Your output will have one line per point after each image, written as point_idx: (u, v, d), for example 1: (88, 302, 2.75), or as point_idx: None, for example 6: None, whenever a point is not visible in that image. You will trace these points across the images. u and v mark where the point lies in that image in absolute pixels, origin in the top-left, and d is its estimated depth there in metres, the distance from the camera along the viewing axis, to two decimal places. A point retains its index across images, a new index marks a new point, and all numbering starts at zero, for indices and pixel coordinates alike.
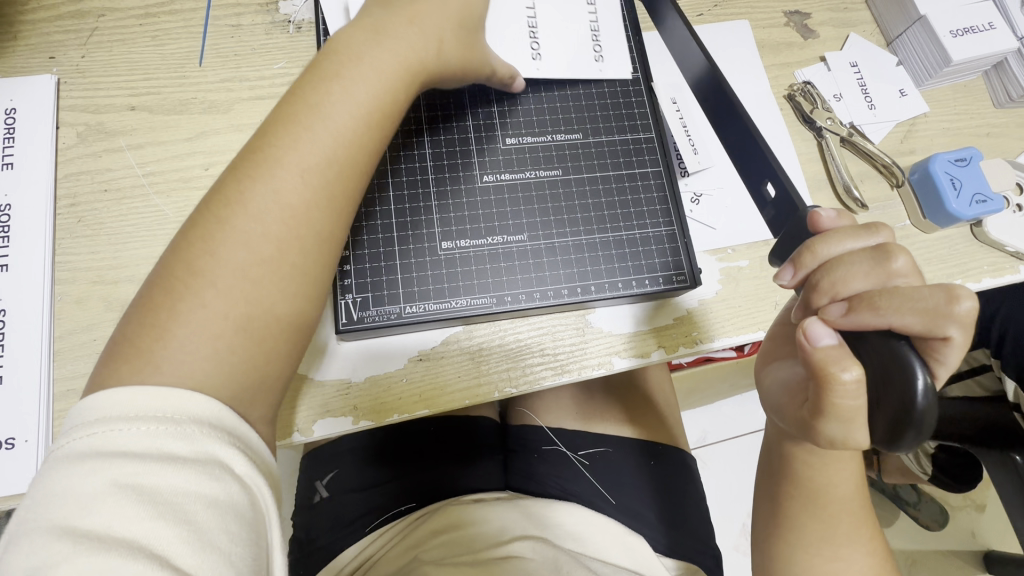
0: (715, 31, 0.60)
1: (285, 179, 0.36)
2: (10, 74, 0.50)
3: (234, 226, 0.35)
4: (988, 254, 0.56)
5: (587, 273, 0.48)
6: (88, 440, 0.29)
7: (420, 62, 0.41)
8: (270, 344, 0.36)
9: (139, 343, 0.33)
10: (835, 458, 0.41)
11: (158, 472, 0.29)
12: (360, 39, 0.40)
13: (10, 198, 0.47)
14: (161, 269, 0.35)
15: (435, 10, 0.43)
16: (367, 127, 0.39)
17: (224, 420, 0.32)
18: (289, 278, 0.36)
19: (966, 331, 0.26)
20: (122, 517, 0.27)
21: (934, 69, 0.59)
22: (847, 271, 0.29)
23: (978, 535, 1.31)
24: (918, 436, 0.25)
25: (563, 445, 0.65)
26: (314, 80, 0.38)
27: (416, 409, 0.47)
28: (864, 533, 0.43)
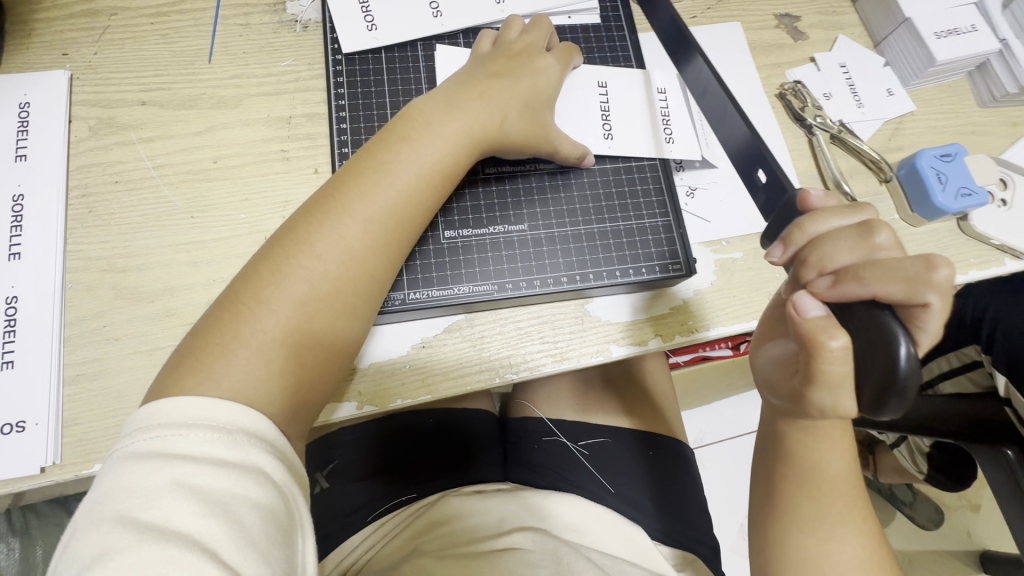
0: (708, 33, 0.62)
1: (348, 226, 0.40)
2: (24, 70, 0.52)
3: (298, 262, 0.39)
4: (974, 247, 0.58)
5: (586, 262, 0.49)
6: (151, 441, 0.32)
7: (480, 135, 0.45)
8: (313, 375, 0.39)
9: (203, 358, 0.36)
10: (827, 436, 0.42)
11: (210, 475, 0.31)
12: (435, 111, 0.44)
13: (23, 188, 0.48)
14: (229, 292, 0.39)
15: (506, 91, 0.47)
16: (427, 186, 0.43)
17: (270, 433, 0.35)
18: (338, 316, 0.40)
19: (944, 297, 0.28)
20: (178, 514, 0.30)
21: (919, 69, 0.61)
22: (833, 246, 0.31)
23: (974, 535, 1.32)
24: (903, 402, 0.27)
25: (563, 435, 0.66)
26: (387, 143, 0.43)
27: (419, 394, 0.48)
28: (855, 513, 0.44)
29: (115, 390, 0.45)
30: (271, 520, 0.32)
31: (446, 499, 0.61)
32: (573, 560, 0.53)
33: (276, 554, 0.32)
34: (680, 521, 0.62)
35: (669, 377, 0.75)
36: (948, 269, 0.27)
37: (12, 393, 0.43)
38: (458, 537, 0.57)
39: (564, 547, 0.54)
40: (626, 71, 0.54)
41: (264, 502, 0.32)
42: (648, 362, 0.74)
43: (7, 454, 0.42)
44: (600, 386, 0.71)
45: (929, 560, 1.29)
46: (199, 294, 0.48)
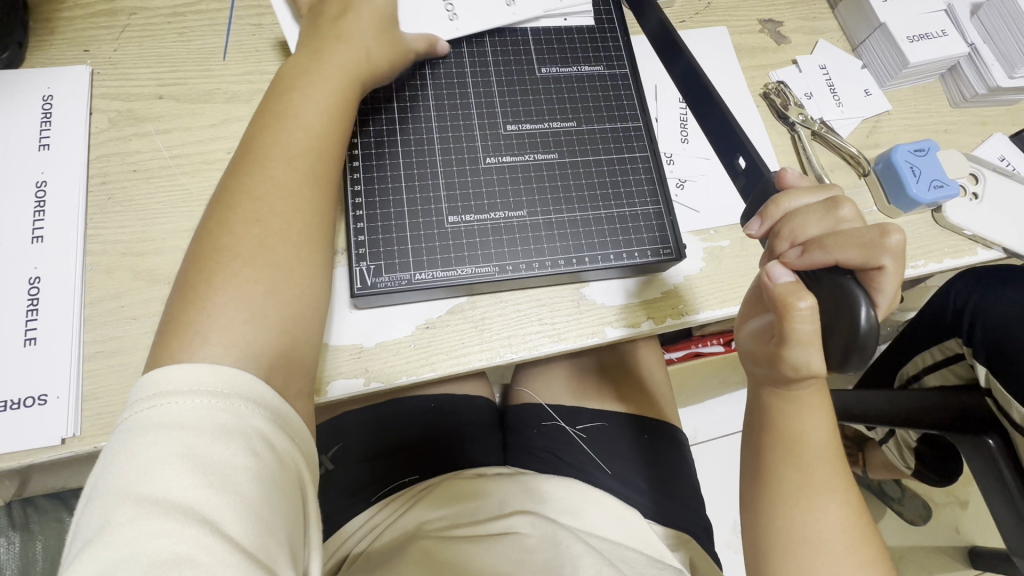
0: (696, 36, 0.65)
1: (276, 167, 0.44)
2: (48, 65, 0.55)
3: (242, 208, 0.42)
4: (948, 238, 0.61)
5: (582, 246, 0.52)
6: (151, 412, 0.34)
7: (358, 69, 0.49)
8: (295, 307, 0.42)
9: (184, 317, 0.38)
10: (806, 406, 0.45)
11: (209, 445, 0.33)
12: (310, 61, 0.48)
13: (46, 175, 0.51)
14: (189, 260, 0.41)
15: (359, 24, 0.50)
16: (330, 119, 0.47)
17: (266, 398, 0.37)
18: (298, 245, 0.43)
19: (898, 261, 0.31)
20: (180, 485, 0.32)
21: (894, 70, 0.65)
22: (803, 219, 0.34)
23: (962, 531, 1.34)
24: (864, 358, 0.30)
25: (562, 420, 0.69)
26: (279, 96, 0.46)
27: (423, 371, 0.50)
28: (839, 483, 0.46)
29: (133, 366, 0.47)
30: (270, 492, 0.34)
31: (453, 480, 0.62)
32: (572, 544, 0.53)
33: (275, 522, 0.34)
34: (672, 501, 0.65)
35: (664, 366, 0.76)
36: (899, 235, 0.30)
37: (35, 368, 0.46)
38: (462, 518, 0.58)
39: (563, 530, 0.55)
40: None
41: (264, 473, 0.34)
42: (643, 351, 0.75)
43: (30, 426, 0.44)
44: (599, 372, 0.73)
45: (918, 556, 1.31)
46: None
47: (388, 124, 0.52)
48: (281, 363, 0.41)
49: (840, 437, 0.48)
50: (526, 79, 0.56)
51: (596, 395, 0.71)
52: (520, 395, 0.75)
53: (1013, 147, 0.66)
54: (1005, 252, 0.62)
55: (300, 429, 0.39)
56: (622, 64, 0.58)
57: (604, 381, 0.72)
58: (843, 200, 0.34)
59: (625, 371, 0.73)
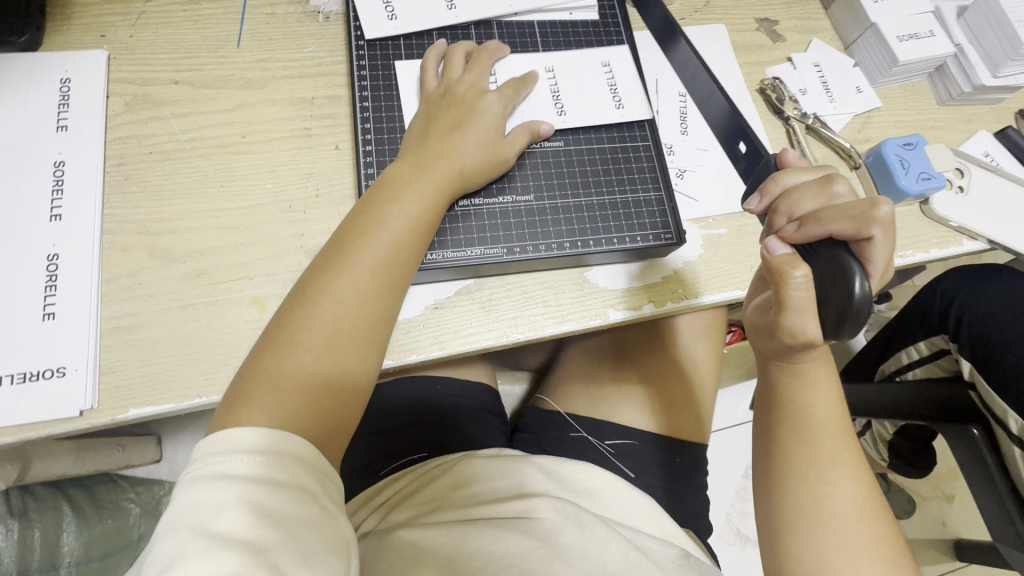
0: (695, 33, 0.68)
1: (360, 273, 0.45)
2: (64, 49, 0.56)
3: (320, 305, 0.44)
4: (936, 229, 0.64)
5: (586, 230, 0.54)
6: (218, 463, 0.36)
7: (457, 189, 0.50)
8: (345, 403, 0.44)
9: (249, 395, 0.40)
10: (810, 379, 0.48)
11: (268, 491, 0.35)
12: (418, 172, 0.48)
13: (64, 156, 0.52)
14: (263, 338, 0.43)
15: (468, 140, 0.50)
16: (421, 232, 0.48)
17: (315, 459, 0.39)
18: (358, 352, 0.44)
19: (886, 232, 0.33)
20: (240, 524, 0.34)
21: (884, 68, 0.67)
22: (799, 195, 0.36)
23: (949, 525, 1.37)
24: (856, 323, 0.32)
25: (581, 427, 0.68)
26: (382, 199, 0.47)
27: (432, 350, 0.52)
28: (849, 458, 0.48)
29: (149, 341, 0.48)
30: (314, 528, 0.36)
31: (467, 463, 0.63)
32: (595, 529, 0.54)
33: (324, 556, 0.36)
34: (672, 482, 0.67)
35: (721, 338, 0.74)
36: (887, 207, 0.31)
37: (54, 341, 0.47)
38: (478, 499, 0.59)
39: (588, 515, 0.55)
40: (570, 57, 0.59)
41: (313, 518, 0.36)
42: (685, 319, 0.72)
43: (48, 397, 0.45)
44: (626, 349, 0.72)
45: None
46: (228, 255, 0.52)
47: None
48: (326, 441, 0.43)
49: (845, 410, 0.50)
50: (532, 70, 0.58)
51: (617, 377, 0.70)
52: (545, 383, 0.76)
53: (997, 144, 0.69)
54: (989, 243, 0.64)
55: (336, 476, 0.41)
56: None
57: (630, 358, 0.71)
58: (839, 177, 0.36)
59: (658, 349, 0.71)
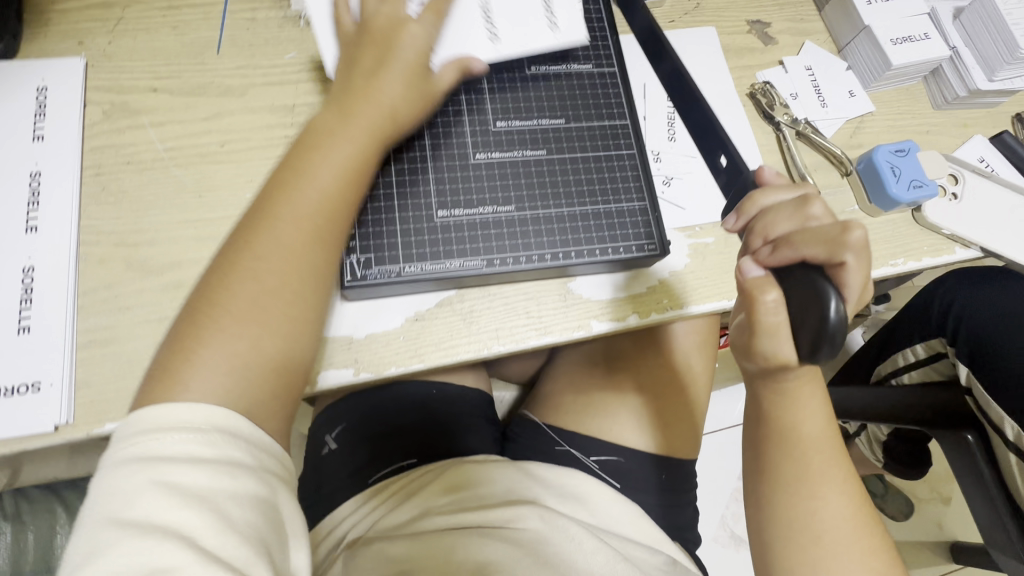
0: (685, 36, 0.66)
1: (282, 231, 0.44)
2: (42, 57, 0.55)
3: (243, 267, 0.43)
4: (927, 237, 0.63)
5: (568, 241, 0.53)
6: (132, 447, 0.36)
7: (385, 130, 0.48)
8: (281, 363, 0.43)
9: (173, 365, 0.40)
10: (797, 397, 0.46)
11: (185, 472, 0.36)
12: (336, 118, 0.47)
13: (40, 166, 0.51)
14: (188, 307, 0.43)
15: (393, 76, 0.49)
16: (346, 182, 0.46)
17: (239, 426, 0.39)
18: (291, 309, 0.44)
19: (860, 257, 0.32)
20: (157, 507, 0.34)
21: (878, 72, 0.66)
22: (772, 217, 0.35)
23: (945, 527, 1.36)
24: (831, 347, 0.31)
25: (568, 439, 0.67)
26: (304, 152, 0.46)
27: (412, 363, 0.51)
28: (837, 473, 0.47)
29: (126, 355, 0.48)
30: (242, 501, 0.37)
31: (457, 467, 0.63)
32: (582, 539, 0.54)
33: (255, 530, 0.37)
34: (659, 491, 0.66)
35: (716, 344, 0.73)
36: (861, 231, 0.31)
37: (29, 355, 0.46)
38: (464, 503, 0.59)
39: (574, 525, 0.55)
40: None
41: (240, 492, 0.37)
42: (678, 327, 0.71)
43: (23, 413, 0.45)
44: (619, 357, 0.71)
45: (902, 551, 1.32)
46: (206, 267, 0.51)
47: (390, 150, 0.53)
48: (265, 402, 0.42)
49: (835, 424, 0.48)
50: (516, 76, 0.57)
51: (611, 385, 0.69)
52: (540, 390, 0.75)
53: (993, 149, 0.67)
54: (982, 251, 0.63)
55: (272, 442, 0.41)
56: (611, 63, 0.59)
57: (626, 367, 0.70)
58: (815, 196, 0.35)
59: (653, 357, 0.70)
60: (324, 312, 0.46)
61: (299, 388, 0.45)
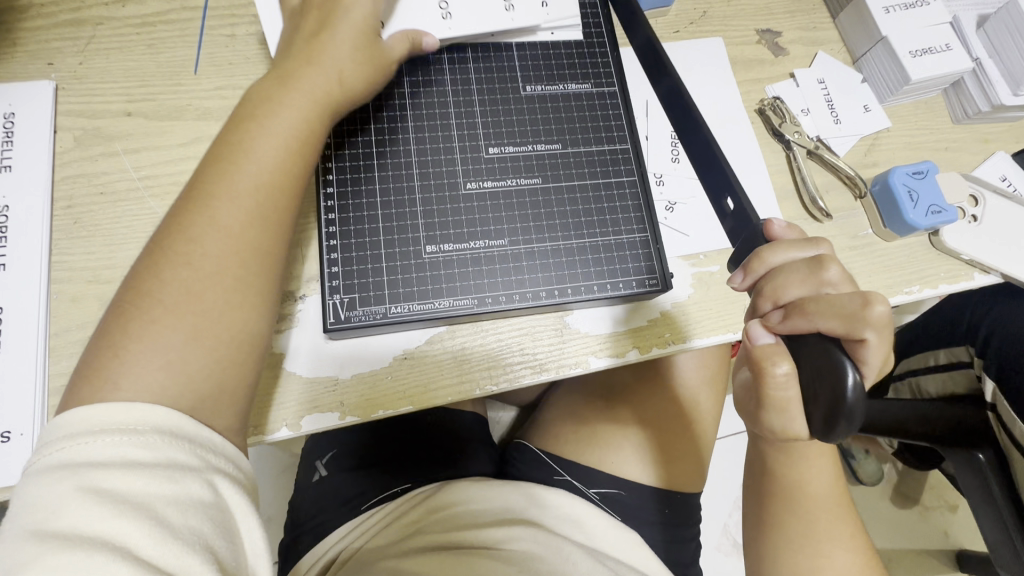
0: (690, 47, 0.63)
1: (219, 208, 0.42)
2: (9, 80, 0.52)
3: (176, 252, 0.41)
4: (945, 262, 0.60)
5: (565, 277, 0.50)
6: (59, 453, 0.34)
7: (331, 96, 0.46)
8: (223, 351, 0.41)
9: (100, 362, 0.38)
10: (806, 458, 0.46)
11: (119, 478, 0.33)
12: (277, 88, 0.45)
13: (8, 198, 0.49)
14: (116, 301, 0.40)
15: (335, 41, 0.46)
16: (289, 153, 0.44)
17: (182, 426, 0.37)
18: (231, 292, 0.41)
19: (880, 333, 0.31)
20: (86, 517, 0.32)
21: (895, 86, 0.62)
22: (784, 278, 0.34)
23: (951, 535, 1.25)
24: (850, 425, 0.30)
25: (569, 470, 0.65)
26: (242, 125, 0.44)
27: (401, 405, 0.48)
28: (842, 531, 0.49)
29: None
30: (185, 508, 0.34)
31: (447, 486, 0.61)
32: (578, 559, 0.52)
33: (202, 543, 0.34)
34: (660, 524, 0.64)
35: (724, 374, 0.71)
36: (882, 307, 0.30)
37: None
38: (456, 520, 0.57)
39: (568, 545, 0.54)
40: None
41: (183, 497, 0.34)
42: (684, 356, 0.68)
43: None
44: (621, 386, 0.68)
45: (904, 559, 1.21)
46: None
47: (365, 159, 0.50)
48: (210, 400, 0.40)
49: (841, 480, 0.49)
50: (510, 98, 0.53)
51: (609, 415, 0.67)
52: (542, 415, 0.74)
53: (1015, 166, 0.64)
54: (1003, 276, 0.60)
55: (224, 443, 0.39)
56: (611, 82, 0.56)
57: (629, 395, 0.68)
58: (830, 259, 0.33)
59: (658, 386, 0.67)
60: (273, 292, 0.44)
61: (250, 381, 0.42)
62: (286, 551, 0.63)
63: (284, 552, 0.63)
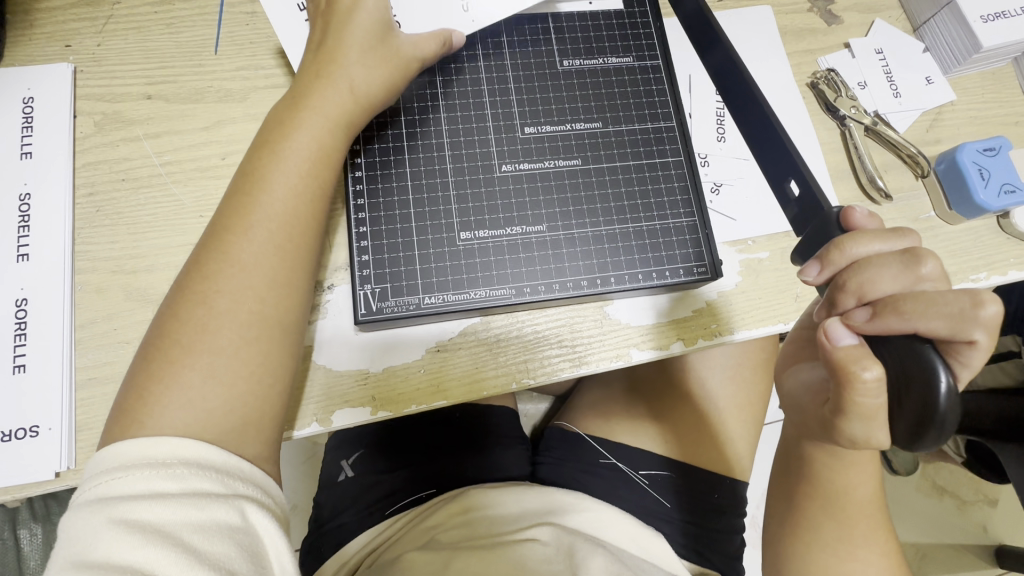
0: (737, 18, 0.58)
1: (240, 233, 0.40)
2: (27, 64, 0.50)
3: (195, 289, 0.39)
4: (1015, 247, 0.55)
5: (607, 264, 0.48)
6: (95, 488, 0.33)
7: (349, 116, 0.43)
8: (251, 382, 0.39)
9: (128, 402, 0.37)
10: (857, 463, 0.43)
11: (148, 508, 0.32)
12: (290, 112, 0.42)
13: (30, 187, 0.47)
14: (145, 342, 0.39)
15: (354, 44, 0.43)
16: (305, 179, 0.42)
17: (211, 457, 0.36)
18: (248, 326, 0.39)
19: (990, 334, 0.30)
20: (116, 547, 0.31)
21: (962, 56, 0.57)
22: (877, 272, 0.32)
23: (990, 529, 1.17)
24: (940, 436, 0.28)
25: (616, 458, 0.62)
26: (263, 152, 0.42)
27: (434, 400, 0.46)
28: (879, 535, 0.45)
29: None
30: (211, 534, 0.33)
31: (465, 492, 0.59)
32: (588, 554, 0.50)
33: (230, 570, 0.32)
34: (700, 520, 0.61)
35: (766, 367, 0.67)
36: (992, 307, 0.29)
37: (27, 397, 0.43)
38: (477, 530, 0.55)
39: (580, 540, 0.51)
40: None
41: (208, 524, 0.33)
42: (722, 348, 0.65)
43: (22, 459, 0.42)
44: (659, 377, 0.65)
45: (942, 556, 1.15)
46: None
47: (395, 140, 0.47)
48: (238, 426, 0.38)
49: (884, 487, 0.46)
50: (546, 74, 0.50)
51: (644, 411, 0.65)
52: (574, 407, 0.71)
53: None
54: None
55: (254, 473, 0.38)
56: (654, 56, 0.52)
57: (670, 387, 0.65)
58: (925, 252, 0.32)
59: (697, 379, 0.64)
60: (302, 315, 0.42)
61: (280, 405, 0.40)
62: (310, 546, 0.62)
63: (308, 547, 0.62)
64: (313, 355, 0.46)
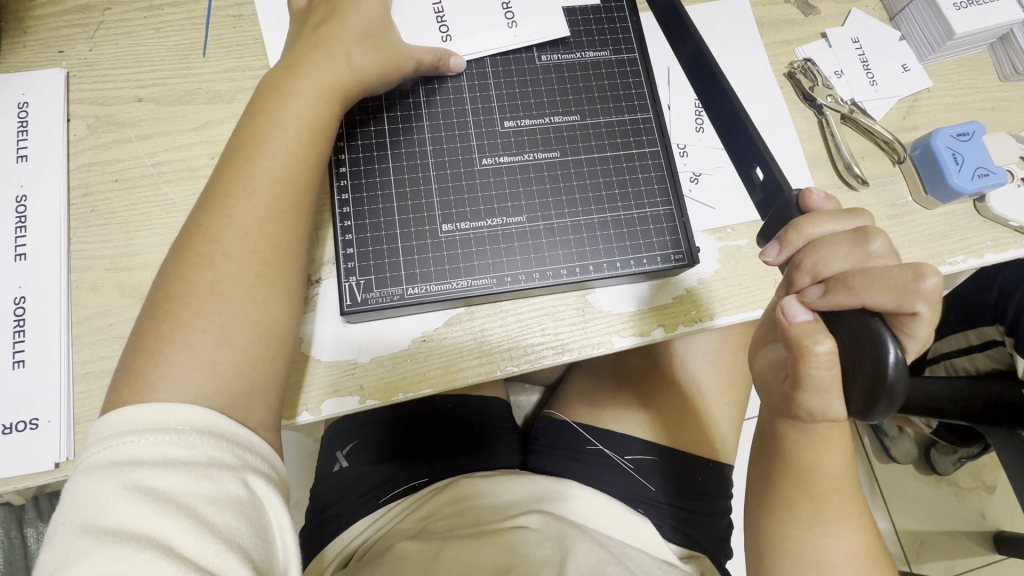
0: (715, 11, 0.59)
1: (243, 205, 0.41)
2: (20, 69, 0.52)
3: (200, 253, 0.40)
4: (991, 229, 0.56)
5: (586, 253, 0.49)
6: (106, 451, 0.34)
7: (341, 84, 0.45)
8: (253, 352, 0.40)
9: (139, 365, 0.38)
10: (828, 441, 0.44)
11: (160, 475, 0.33)
12: (287, 78, 0.44)
13: (26, 189, 0.49)
14: (148, 307, 0.40)
15: (345, 30, 0.45)
16: (305, 146, 0.43)
17: (218, 425, 0.37)
18: (256, 288, 0.41)
19: (932, 306, 0.31)
20: (130, 514, 0.32)
21: (937, 43, 0.58)
22: (829, 251, 0.34)
23: (988, 516, 1.18)
24: (892, 402, 0.30)
25: (604, 445, 0.63)
26: (258, 120, 0.43)
27: (421, 388, 0.48)
28: (852, 511, 0.47)
29: None
30: (219, 505, 0.34)
31: (458, 481, 0.60)
32: (576, 541, 0.51)
33: (239, 541, 0.34)
34: (687, 503, 0.62)
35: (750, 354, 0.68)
36: (932, 278, 0.30)
37: (26, 391, 0.45)
38: (468, 517, 0.56)
39: (570, 527, 0.52)
40: None
41: (218, 496, 0.34)
42: (707, 335, 0.66)
43: (22, 451, 0.44)
44: (646, 366, 0.67)
45: (941, 541, 1.15)
46: None
47: (378, 136, 0.48)
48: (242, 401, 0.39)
49: (857, 464, 0.47)
50: (526, 69, 0.51)
51: (631, 398, 0.66)
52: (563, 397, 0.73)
53: None
54: None
55: (262, 446, 0.39)
56: (630, 49, 0.53)
57: (656, 375, 0.66)
58: (875, 232, 0.34)
59: (682, 366, 0.66)
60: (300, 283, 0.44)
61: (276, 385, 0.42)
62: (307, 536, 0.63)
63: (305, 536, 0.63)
64: (302, 346, 0.47)
